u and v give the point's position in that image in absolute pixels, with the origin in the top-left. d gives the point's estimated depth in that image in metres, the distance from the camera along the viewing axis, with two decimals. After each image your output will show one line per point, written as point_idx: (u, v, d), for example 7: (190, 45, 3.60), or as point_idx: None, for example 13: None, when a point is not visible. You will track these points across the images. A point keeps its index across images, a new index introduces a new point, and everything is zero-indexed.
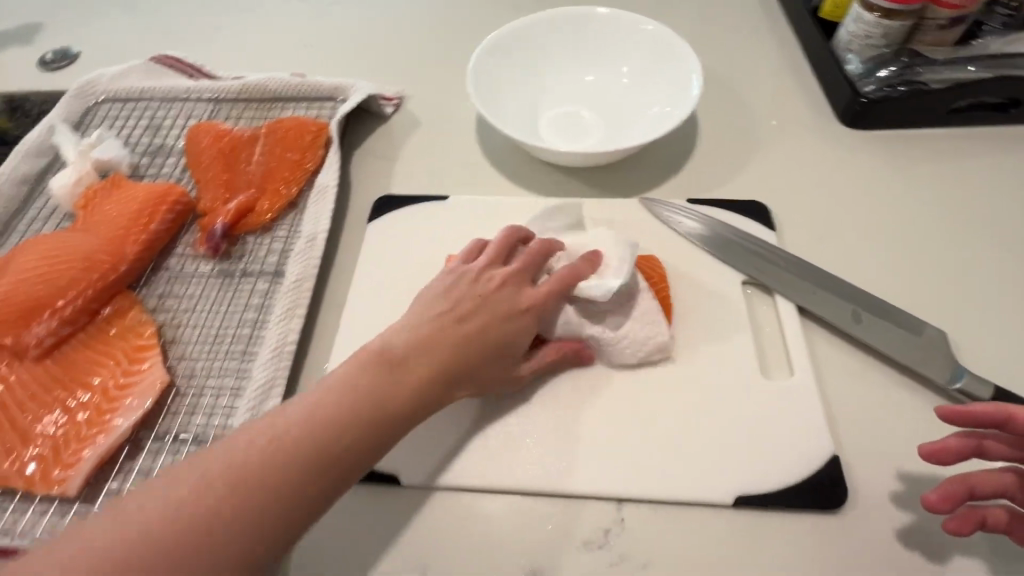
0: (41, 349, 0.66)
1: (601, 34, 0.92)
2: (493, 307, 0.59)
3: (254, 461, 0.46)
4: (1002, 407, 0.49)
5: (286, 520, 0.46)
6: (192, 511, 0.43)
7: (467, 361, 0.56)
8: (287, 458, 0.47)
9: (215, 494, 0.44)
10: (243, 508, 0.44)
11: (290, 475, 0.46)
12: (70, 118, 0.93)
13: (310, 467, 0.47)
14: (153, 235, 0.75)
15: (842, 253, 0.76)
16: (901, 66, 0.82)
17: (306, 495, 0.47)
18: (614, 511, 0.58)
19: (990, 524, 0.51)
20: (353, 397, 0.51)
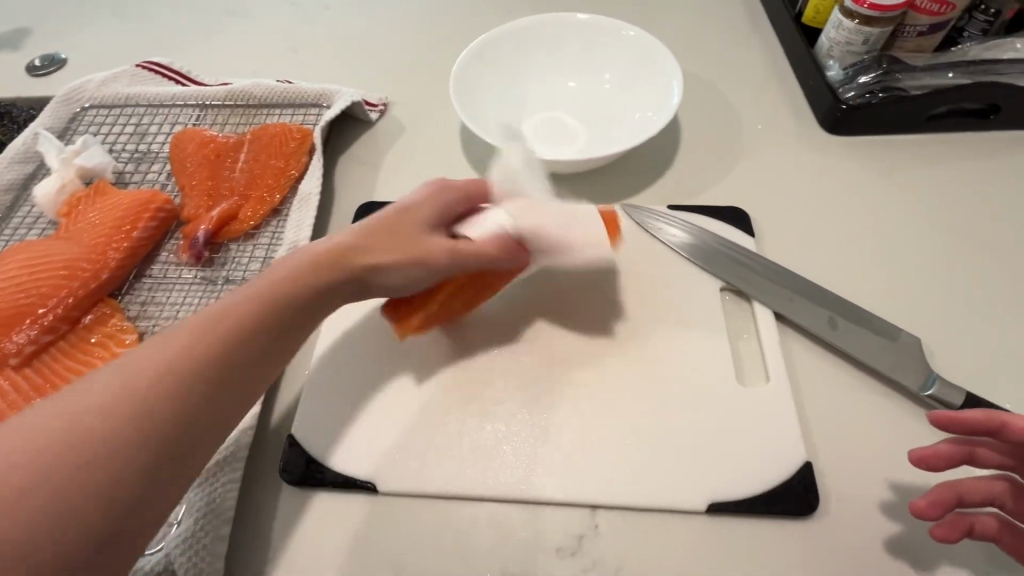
0: (22, 357, 0.67)
1: (585, 40, 0.92)
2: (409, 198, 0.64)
3: (191, 338, 0.48)
4: (993, 415, 0.50)
5: (227, 387, 0.48)
6: (153, 370, 0.44)
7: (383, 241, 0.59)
8: (244, 322, 0.51)
9: (159, 367, 0.45)
10: (184, 376, 0.46)
11: (227, 343, 0.49)
12: (56, 125, 0.93)
13: (248, 338, 0.50)
14: (136, 242, 0.76)
15: (822, 258, 0.77)
16: (881, 73, 0.84)
17: (241, 363, 0.50)
18: (589, 517, 0.58)
19: (979, 531, 0.51)
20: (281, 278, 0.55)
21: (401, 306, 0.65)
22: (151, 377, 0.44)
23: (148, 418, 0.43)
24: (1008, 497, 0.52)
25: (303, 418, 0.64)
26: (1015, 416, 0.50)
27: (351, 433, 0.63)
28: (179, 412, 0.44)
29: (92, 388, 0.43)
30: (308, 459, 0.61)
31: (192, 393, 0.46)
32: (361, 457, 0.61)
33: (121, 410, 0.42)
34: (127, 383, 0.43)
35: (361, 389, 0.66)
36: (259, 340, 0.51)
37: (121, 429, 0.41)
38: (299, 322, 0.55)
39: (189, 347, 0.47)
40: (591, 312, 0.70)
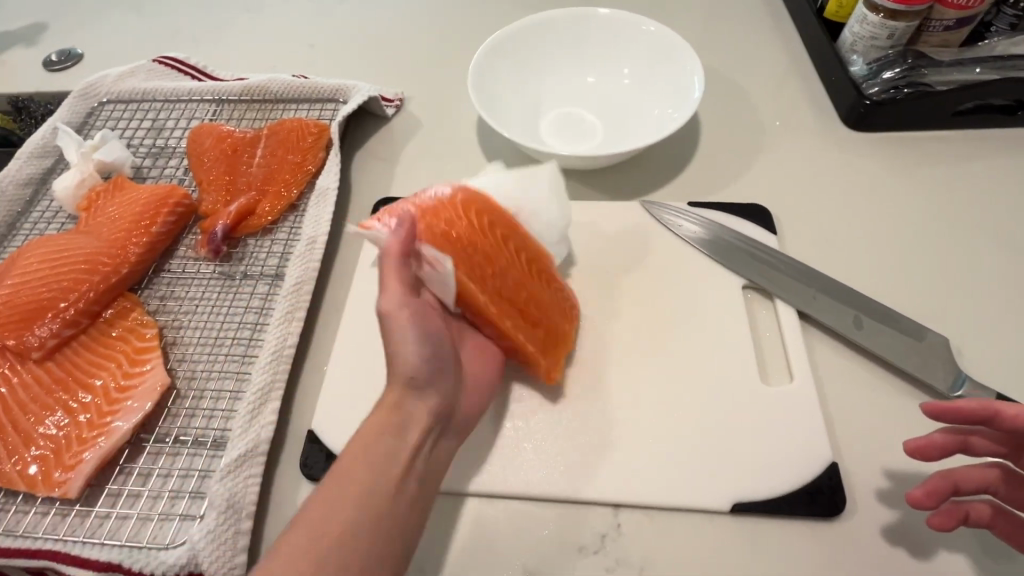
0: (43, 351, 0.67)
1: (603, 35, 0.91)
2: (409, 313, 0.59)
3: (342, 486, 0.48)
4: (987, 403, 0.49)
5: (389, 516, 0.48)
6: (340, 530, 0.46)
7: (405, 331, 0.55)
8: (398, 449, 0.51)
9: (347, 522, 0.46)
10: (351, 525, 0.46)
11: (371, 481, 0.49)
12: (74, 119, 0.93)
13: (390, 462, 0.50)
14: (155, 237, 0.76)
15: (845, 256, 0.75)
16: (906, 67, 0.82)
17: (397, 482, 0.50)
18: (611, 516, 0.58)
19: (974, 519, 0.51)
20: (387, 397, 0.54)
21: (543, 356, 0.62)
22: (331, 534, 0.45)
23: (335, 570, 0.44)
24: (1001, 484, 0.51)
25: (322, 413, 0.64)
26: (1008, 403, 0.49)
27: None
28: (360, 559, 0.45)
29: (279, 570, 0.43)
30: (327, 453, 0.62)
31: (363, 536, 0.46)
32: None
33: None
34: (306, 553, 0.45)
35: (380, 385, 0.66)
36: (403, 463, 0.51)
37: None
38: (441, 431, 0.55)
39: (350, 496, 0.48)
40: (611, 310, 0.70)
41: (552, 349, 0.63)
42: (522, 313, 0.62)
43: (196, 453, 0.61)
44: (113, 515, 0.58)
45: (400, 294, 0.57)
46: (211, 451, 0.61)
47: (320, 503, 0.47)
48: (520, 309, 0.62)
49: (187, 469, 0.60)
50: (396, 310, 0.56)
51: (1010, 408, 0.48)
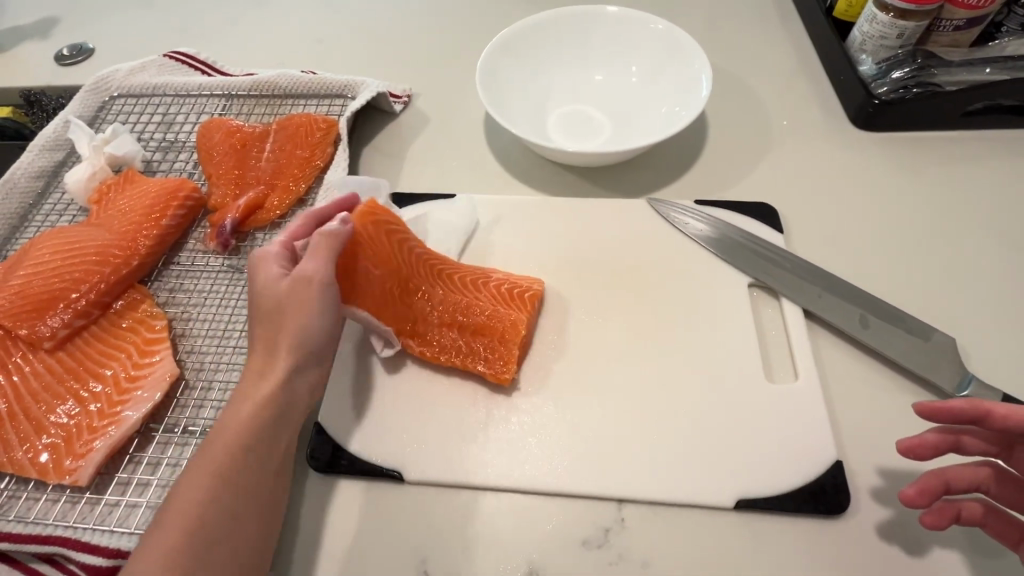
0: (55, 341, 0.68)
1: (611, 33, 0.92)
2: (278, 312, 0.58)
3: (227, 456, 0.52)
4: (979, 403, 0.49)
5: (273, 480, 0.54)
6: (204, 510, 0.49)
7: (306, 307, 0.58)
8: (262, 426, 0.54)
9: (211, 502, 0.50)
10: (239, 494, 0.51)
11: (252, 450, 0.53)
12: (85, 113, 0.94)
13: (276, 432, 0.55)
14: (165, 230, 0.76)
15: (851, 256, 0.75)
16: (915, 67, 0.82)
17: (259, 461, 0.53)
18: (614, 511, 0.58)
19: (965, 517, 0.51)
20: (270, 370, 0.57)
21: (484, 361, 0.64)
22: (220, 502, 0.50)
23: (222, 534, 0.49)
24: (991, 482, 0.52)
25: (329, 406, 0.65)
26: (999, 403, 0.49)
27: (374, 423, 0.63)
28: (247, 519, 0.51)
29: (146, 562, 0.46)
30: (334, 445, 0.62)
31: (251, 498, 0.52)
32: (387, 447, 0.62)
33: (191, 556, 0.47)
34: (184, 525, 0.48)
35: (386, 379, 0.66)
36: (287, 433, 0.56)
37: (208, 548, 0.48)
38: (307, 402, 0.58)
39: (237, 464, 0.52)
40: (616, 306, 0.70)
41: (502, 346, 0.64)
42: (455, 326, 0.66)
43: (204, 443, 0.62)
44: (122, 503, 0.59)
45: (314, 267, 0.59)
46: None
47: (203, 479, 0.50)
48: (452, 323, 0.66)
49: None
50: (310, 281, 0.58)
51: (1001, 408, 0.48)
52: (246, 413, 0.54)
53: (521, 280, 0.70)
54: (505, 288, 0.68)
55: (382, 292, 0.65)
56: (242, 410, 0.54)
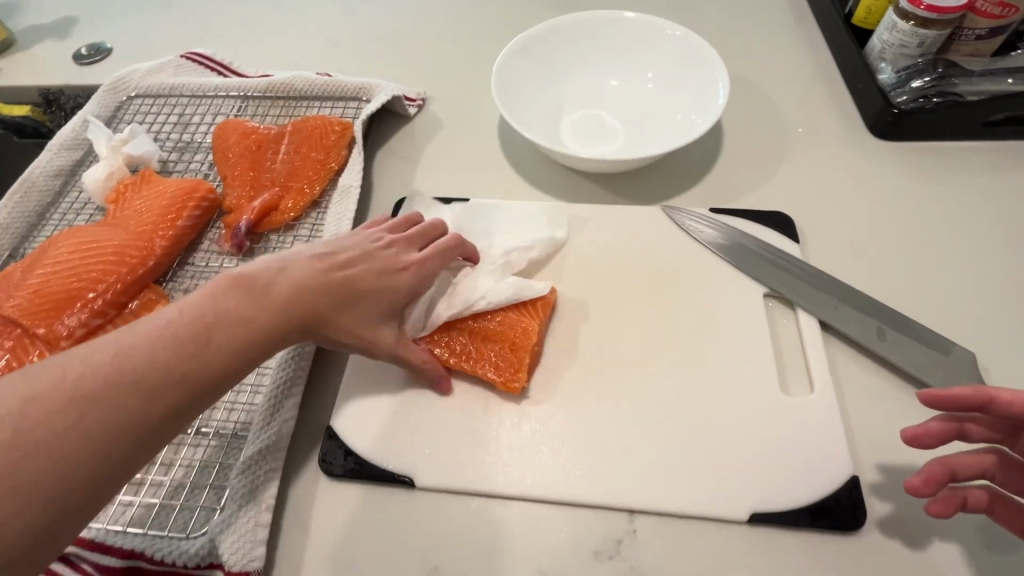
0: (72, 340, 0.68)
1: (627, 38, 0.91)
2: (361, 314, 0.58)
3: (168, 324, 0.46)
4: (982, 389, 0.48)
5: (142, 408, 0.42)
6: (161, 361, 0.44)
7: (367, 281, 0.58)
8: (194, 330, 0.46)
9: (168, 352, 0.44)
10: (181, 346, 0.45)
11: (199, 322, 0.47)
12: (103, 112, 0.95)
13: (167, 342, 0.45)
14: (181, 231, 0.77)
15: (868, 266, 0.75)
16: (936, 76, 0.81)
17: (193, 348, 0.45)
18: (626, 521, 0.58)
19: (971, 505, 0.50)
20: (258, 277, 0.52)
21: (498, 369, 0.63)
22: (69, 411, 0.39)
23: (54, 466, 0.38)
24: (998, 469, 0.51)
25: (343, 411, 0.65)
26: (1003, 389, 0.48)
27: (388, 427, 0.63)
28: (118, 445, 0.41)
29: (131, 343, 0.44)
30: (345, 449, 0.62)
31: (112, 398, 0.41)
32: (399, 453, 0.62)
33: (122, 376, 0.42)
34: (160, 356, 0.44)
35: (400, 383, 0.66)
36: (201, 340, 0.46)
37: (36, 461, 0.38)
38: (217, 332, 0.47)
39: (99, 372, 0.41)
40: (631, 314, 0.70)
41: (515, 353, 0.64)
42: (487, 337, 0.66)
43: (217, 445, 0.62)
44: (136, 503, 0.59)
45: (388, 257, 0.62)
46: (232, 443, 0.62)
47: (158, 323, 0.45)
48: (487, 335, 0.66)
49: (209, 460, 0.61)
50: (407, 280, 0.62)
51: (1006, 394, 0.48)
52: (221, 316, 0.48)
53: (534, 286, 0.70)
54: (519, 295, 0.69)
55: None
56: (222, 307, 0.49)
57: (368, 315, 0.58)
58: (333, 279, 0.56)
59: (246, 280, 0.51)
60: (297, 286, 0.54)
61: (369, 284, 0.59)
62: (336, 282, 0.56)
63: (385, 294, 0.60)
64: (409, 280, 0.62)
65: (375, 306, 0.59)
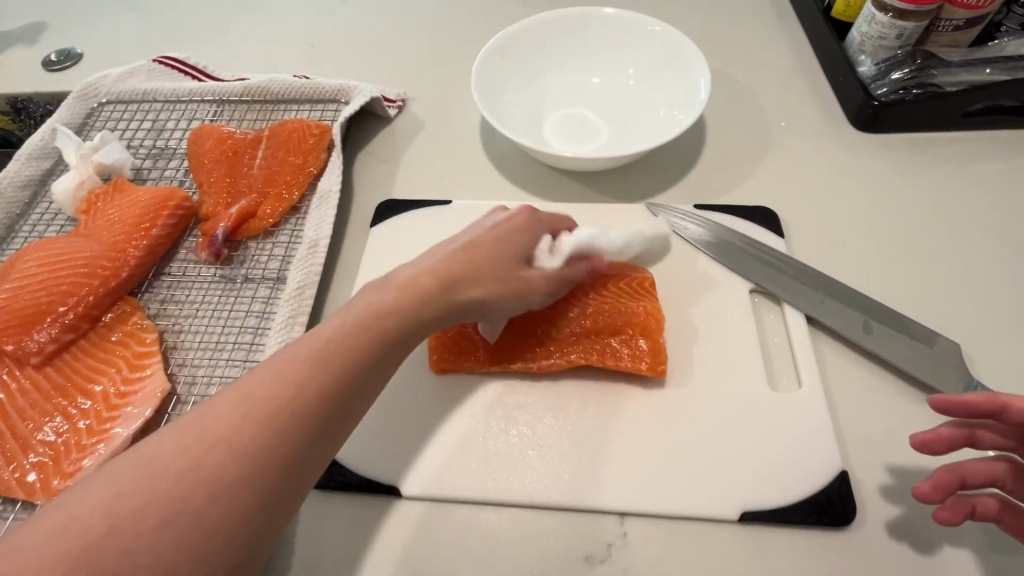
0: (42, 356, 0.66)
1: (607, 35, 0.90)
2: (498, 266, 0.59)
3: (285, 362, 0.47)
4: (994, 397, 0.48)
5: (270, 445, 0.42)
6: (279, 396, 0.44)
7: (488, 239, 0.60)
8: (307, 364, 0.47)
9: (283, 390, 0.45)
10: (295, 381, 0.45)
11: (318, 351, 0.48)
12: (73, 120, 0.92)
13: (284, 377, 0.45)
14: (155, 240, 0.75)
15: (853, 260, 0.74)
16: (914, 69, 0.81)
17: (308, 378, 0.46)
18: (617, 525, 0.57)
19: (980, 513, 0.50)
20: (379, 286, 0.55)
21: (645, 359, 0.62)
22: (202, 455, 0.40)
23: (196, 517, 0.38)
24: (1009, 478, 0.51)
25: None
26: (1016, 398, 0.48)
27: (377, 438, 0.62)
28: (221, 505, 0.39)
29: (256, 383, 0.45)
30: (330, 461, 0.61)
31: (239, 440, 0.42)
32: (386, 463, 0.60)
33: (247, 417, 0.43)
34: (279, 390, 0.45)
35: (381, 392, 0.65)
36: (312, 374, 0.46)
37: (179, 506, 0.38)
38: (339, 356, 0.48)
39: (225, 417, 0.42)
40: None
41: (649, 339, 0.63)
42: (593, 334, 0.64)
43: None
44: None
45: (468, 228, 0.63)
46: None
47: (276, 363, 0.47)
48: (592, 331, 0.64)
49: None
50: (497, 237, 0.61)
51: (1019, 402, 0.47)
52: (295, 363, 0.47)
53: (625, 270, 0.69)
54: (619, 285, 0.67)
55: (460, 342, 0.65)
56: (312, 341, 0.48)
57: (501, 271, 0.59)
58: (455, 254, 0.58)
59: (352, 308, 0.52)
60: (414, 281, 0.55)
61: (490, 239, 0.60)
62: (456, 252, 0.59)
63: (487, 252, 0.59)
64: (504, 236, 0.61)
65: (506, 259, 0.60)
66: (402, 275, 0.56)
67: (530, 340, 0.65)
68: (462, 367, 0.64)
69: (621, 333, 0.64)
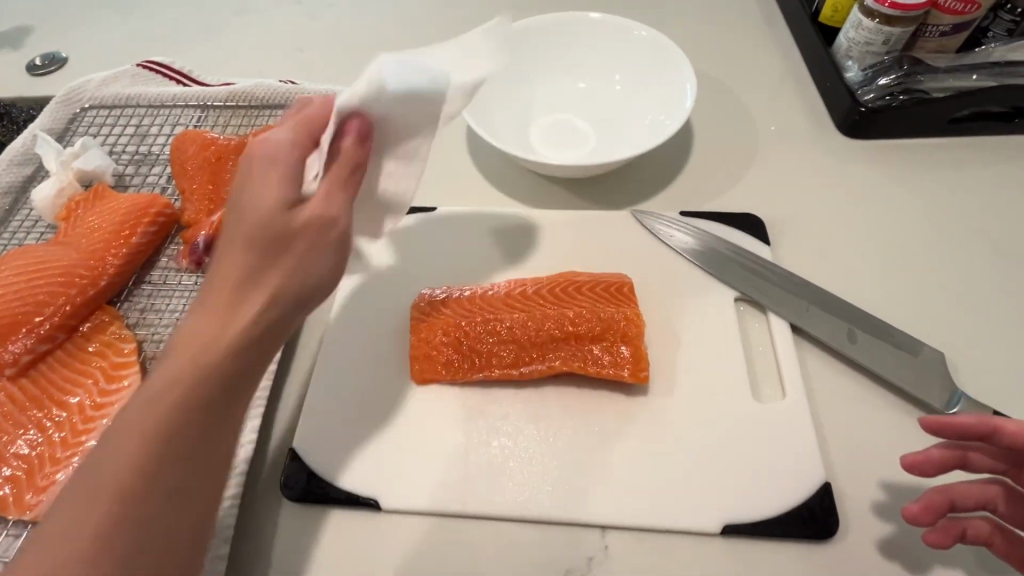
0: (17, 367, 0.65)
1: (594, 40, 0.90)
2: (291, 246, 0.47)
3: (167, 373, 0.42)
4: (985, 420, 0.48)
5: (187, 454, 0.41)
6: (174, 407, 0.41)
7: (280, 204, 0.48)
8: (192, 363, 0.42)
9: (179, 398, 0.41)
10: (184, 389, 0.42)
11: (189, 350, 0.43)
12: (55, 126, 0.92)
13: (178, 385, 0.42)
14: (135, 248, 0.74)
15: (839, 267, 0.74)
16: (901, 74, 0.81)
17: (205, 377, 0.42)
18: (599, 537, 0.56)
19: (970, 536, 0.50)
20: (221, 272, 0.46)
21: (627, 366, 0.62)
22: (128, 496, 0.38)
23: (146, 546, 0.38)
24: (1002, 501, 0.50)
25: (305, 431, 0.62)
26: (1009, 421, 0.48)
27: (357, 449, 0.61)
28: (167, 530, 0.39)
29: (139, 404, 0.41)
30: (308, 473, 0.60)
31: (158, 462, 0.40)
32: (366, 475, 0.60)
33: (155, 438, 0.40)
34: (168, 405, 0.41)
35: (361, 402, 0.64)
36: (201, 369, 0.42)
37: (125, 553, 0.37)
38: (215, 343, 0.43)
39: (130, 448, 0.39)
40: None
41: (632, 347, 0.63)
42: (573, 339, 0.64)
43: None
44: None
45: (278, 201, 0.48)
46: None
47: (157, 380, 0.42)
48: (572, 336, 0.63)
49: None
50: (323, 212, 0.48)
51: (1011, 424, 0.48)
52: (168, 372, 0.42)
53: (608, 277, 0.68)
54: (601, 290, 0.67)
55: (440, 347, 0.64)
56: (184, 340, 0.43)
57: (315, 228, 0.48)
58: (245, 235, 0.46)
59: (211, 285, 0.46)
60: (237, 266, 0.45)
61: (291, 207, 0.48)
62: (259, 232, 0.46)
63: (263, 221, 0.46)
64: (338, 209, 0.49)
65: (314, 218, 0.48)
66: (214, 275, 0.46)
67: (507, 345, 0.64)
68: (445, 375, 0.63)
69: (602, 339, 0.63)
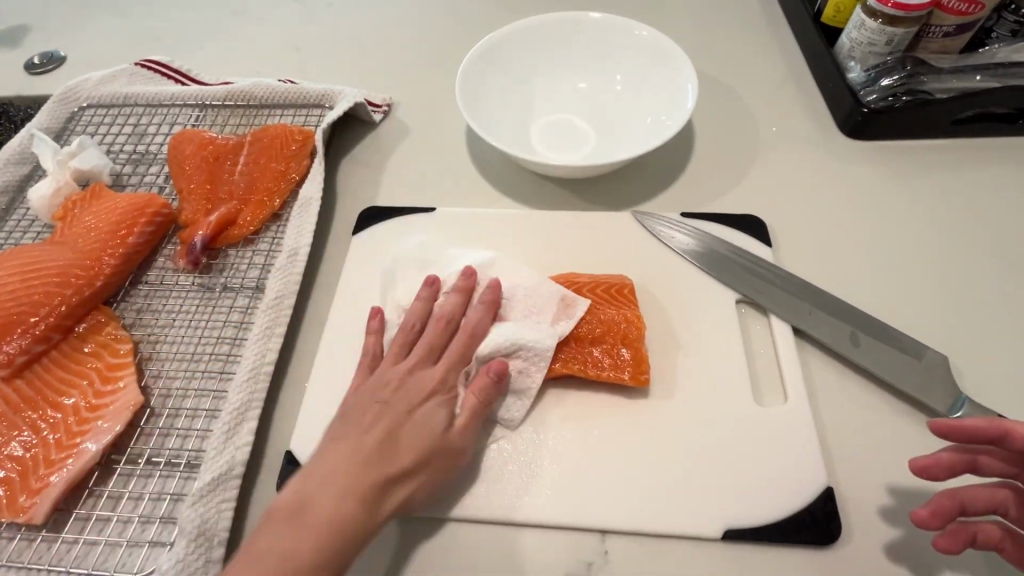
0: (13, 367, 0.64)
1: (595, 40, 0.89)
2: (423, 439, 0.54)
3: (364, 456, 0.52)
4: (997, 422, 0.46)
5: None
6: (337, 522, 0.48)
7: (436, 402, 0.57)
8: (381, 459, 0.52)
9: (349, 508, 0.49)
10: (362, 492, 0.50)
11: (386, 449, 0.53)
12: (53, 125, 0.91)
13: (364, 478, 0.51)
14: (131, 248, 0.73)
15: (842, 269, 0.73)
16: (905, 74, 0.80)
17: (376, 491, 0.51)
18: (598, 543, 0.56)
19: (981, 541, 0.49)
20: (422, 388, 0.58)
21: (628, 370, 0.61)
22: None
23: None
24: (1012, 505, 0.50)
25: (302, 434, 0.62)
26: (1019, 424, 0.46)
27: None
28: None
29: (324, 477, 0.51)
30: None
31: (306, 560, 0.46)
32: None
33: (314, 539, 0.47)
34: (345, 500, 0.49)
35: None
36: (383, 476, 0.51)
37: None
38: (400, 460, 0.53)
39: (304, 529, 0.48)
40: None
41: (633, 349, 0.62)
42: (574, 340, 0.63)
43: (168, 475, 0.59)
44: (81, 541, 0.56)
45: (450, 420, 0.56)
46: (184, 473, 0.59)
47: (351, 465, 0.51)
48: (573, 337, 0.63)
49: (158, 492, 0.58)
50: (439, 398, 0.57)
51: (1023, 428, 0.46)
52: (323, 524, 0.48)
53: (608, 278, 0.68)
54: (602, 292, 0.66)
55: None
56: (399, 442, 0.54)
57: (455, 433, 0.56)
58: (416, 392, 0.57)
59: (410, 421, 0.55)
60: (428, 408, 0.56)
61: (432, 380, 0.58)
62: (427, 414, 0.56)
63: (423, 439, 0.54)
64: (468, 441, 0.56)
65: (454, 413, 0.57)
66: (391, 404, 0.56)
67: None
68: None
69: (603, 342, 0.63)
